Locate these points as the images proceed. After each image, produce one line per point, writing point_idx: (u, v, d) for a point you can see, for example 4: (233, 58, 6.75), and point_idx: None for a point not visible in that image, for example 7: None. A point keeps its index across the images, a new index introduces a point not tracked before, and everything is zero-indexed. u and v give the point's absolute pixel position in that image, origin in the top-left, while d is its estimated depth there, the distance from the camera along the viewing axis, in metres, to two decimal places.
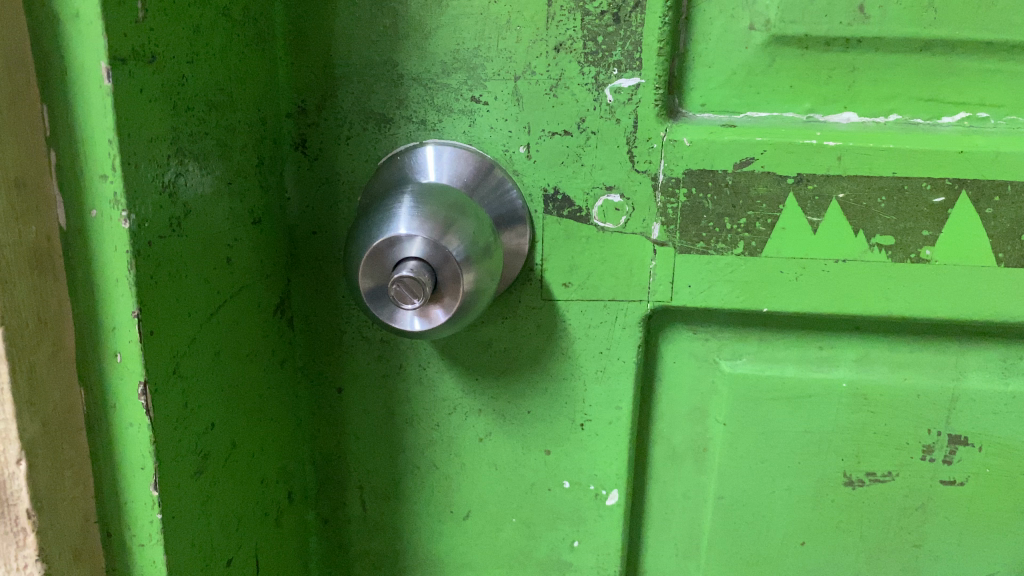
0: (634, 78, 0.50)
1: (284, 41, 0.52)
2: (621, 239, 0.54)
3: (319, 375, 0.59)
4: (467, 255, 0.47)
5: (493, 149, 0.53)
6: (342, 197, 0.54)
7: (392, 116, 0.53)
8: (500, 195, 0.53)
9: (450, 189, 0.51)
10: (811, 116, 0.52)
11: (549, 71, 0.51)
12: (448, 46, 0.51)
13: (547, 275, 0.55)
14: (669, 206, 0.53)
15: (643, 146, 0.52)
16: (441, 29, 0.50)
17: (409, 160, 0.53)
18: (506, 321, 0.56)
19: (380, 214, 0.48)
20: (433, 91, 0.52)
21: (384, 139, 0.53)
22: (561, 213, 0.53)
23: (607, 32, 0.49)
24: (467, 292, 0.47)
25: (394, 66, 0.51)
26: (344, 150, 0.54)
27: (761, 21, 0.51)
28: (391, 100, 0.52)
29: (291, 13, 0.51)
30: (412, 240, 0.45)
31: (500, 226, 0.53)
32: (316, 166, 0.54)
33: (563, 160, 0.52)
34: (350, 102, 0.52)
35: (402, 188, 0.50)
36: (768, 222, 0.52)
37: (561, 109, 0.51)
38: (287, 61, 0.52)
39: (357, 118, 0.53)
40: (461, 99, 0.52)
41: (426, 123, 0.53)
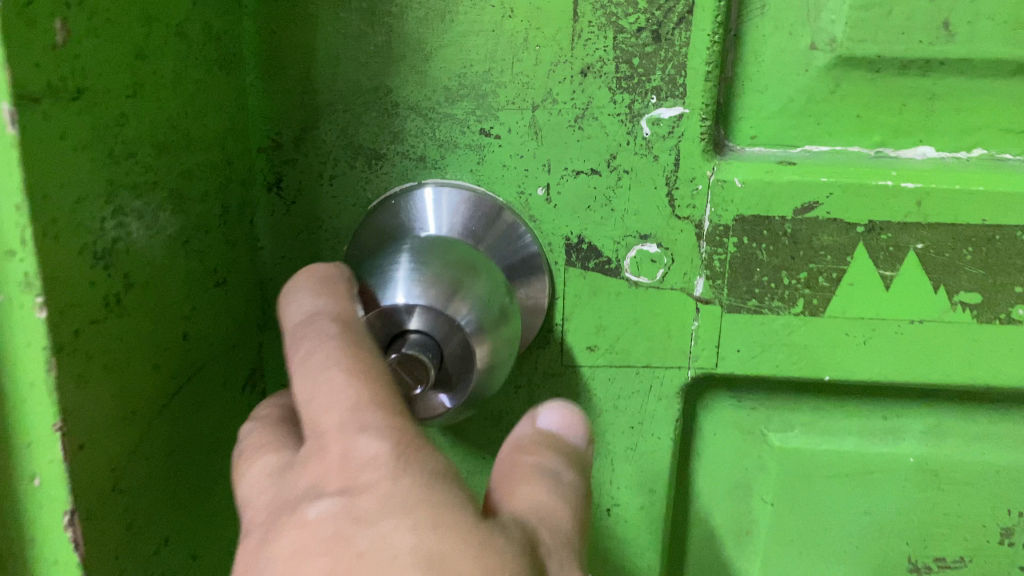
0: (677, 107, 0.42)
1: (254, 62, 0.43)
2: (657, 295, 0.45)
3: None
4: (477, 323, 0.38)
5: (507, 191, 0.44)
6: (325, 246, 0.46)
7: (384, 151, 0.44)
8: (508, 240, 0.45)
9: (454, 243, 0.43)
10: (881, 150, 0.45)
11: (574, 98, 0.42)
12: (453, 69, 0.42)
13: (570, 337, 0.46)
14: (715, 257, 0.44)
15: (686, 188, 0.43)
16: (444, 49, 0.42)
17: (403, 205, 0.44)
18: (521, 391, 0.48)
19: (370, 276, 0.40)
20: (434, 123, 0.43)
21: (375, 179, 0.45)
22: (587, 264, 0.45)
23: (645, 53, 0.41)
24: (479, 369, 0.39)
25: (387, 93, 0.43)
26: (327, 192, 0.45)
27: (825, 40, 0.43)
28: (384, 133, 0.44)
29: (264, 30, 0.42)
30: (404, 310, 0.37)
31: (511, 279, 0.45)
32: (294, 210, 0.45)
33: (590, 204, 0.44)
34: (336, 134, 0.44)
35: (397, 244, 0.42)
36: (833, 276, 0.44)
37: (588, 144, 0.43)
38: (259, 87, 0.43)
39: (343, 153, 0.44)
40: (468, 132, 0.43)
41: (425, 160, 0.44)
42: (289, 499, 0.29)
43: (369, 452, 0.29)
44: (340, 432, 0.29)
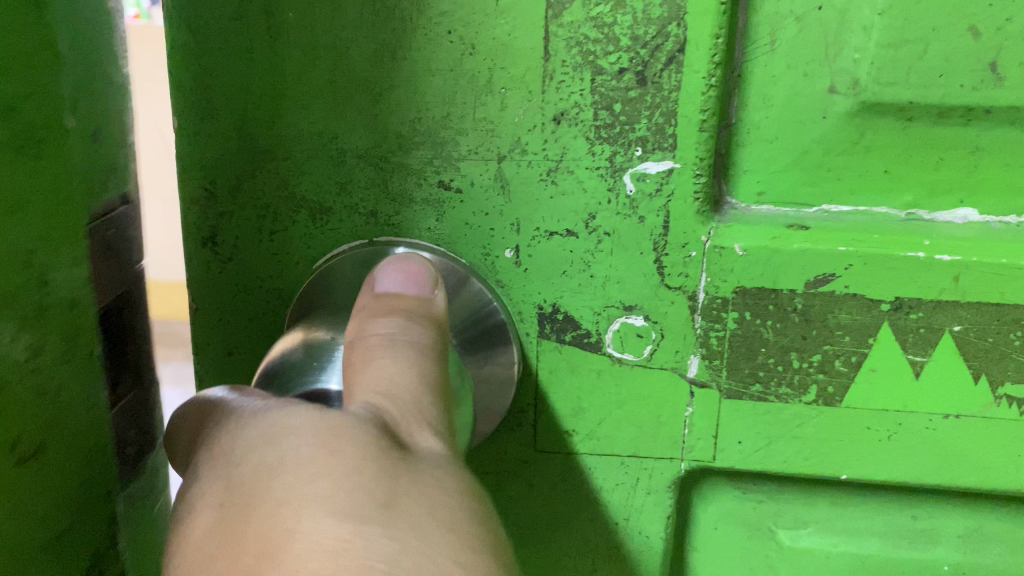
0: (665, 161, 0.36)
1: (182, 104, 0.38)
2: (644, 375, 0.39)
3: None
4: None
5: (470, 252, 0.38)
6: (266, 307, 0.41)
7: (330, 204, 0.38)
8: (475, 310, 0.38)
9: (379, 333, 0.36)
10: (913, 212, 0.38)
11: (546, 149, 0.36)
12: (406, 112, 0.37)
13: (544, 419, 0.40)
14: (712, 334, 0.38)
15: (677, 255, 0.37)
16: (397, 89, 0.36)
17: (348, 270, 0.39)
18: (488, 478, 0.42)
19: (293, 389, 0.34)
20: (386, 174, 0.38)
21: (320, 236, 0.39)
22: (562, 337, 0.39)
23: (629, 98, 0.35)
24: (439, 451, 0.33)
25: (332, 139, 0.37)
26: (267, 248, 0.40)
27: (847, 81, 0.36)
28: (330, 184, 0.38)
29: (191, 67, 0.37)
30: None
31: (474, 350, 0.39)
32: (231, 267, 0.40)
33: (566, 269, 0.38)
34: (275, 185, 0.39)
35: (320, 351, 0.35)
36: (852, 359, 0.37)
37: (562, 201, 0.37)
38: (187, 132, 0.38)
39: (284, 206, 0.39)
40: (425, 185, 0.37)
41: (377, 215, 0.38)
42: (225, 526, 0.24)
43: (293, 420, 0.26)
44: (263, 441, 0.26)
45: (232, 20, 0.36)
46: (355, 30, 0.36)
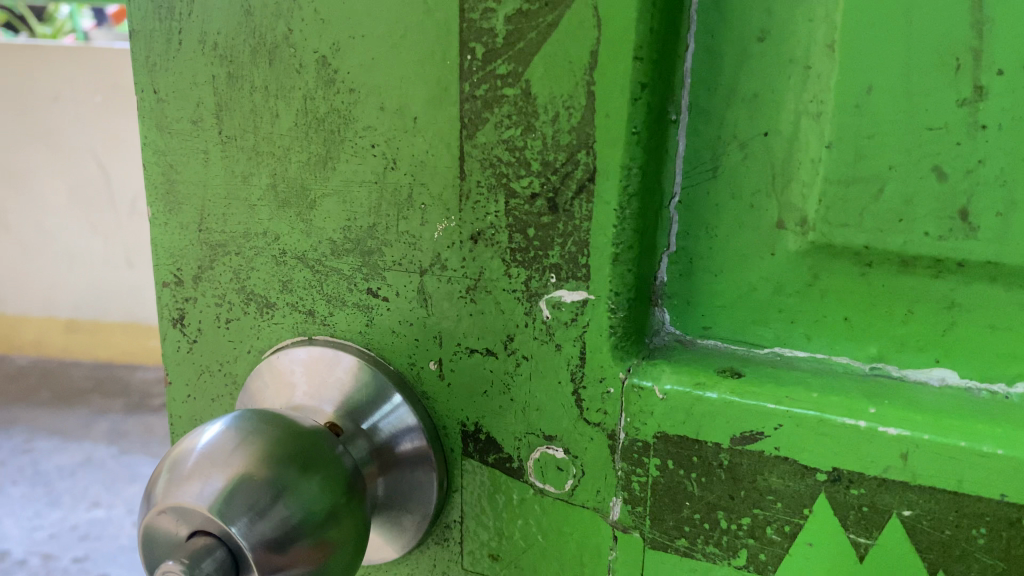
0: (579, 292, 0.33)
1: (155, 196, 0.39)
2: (567, 511, 0.36)
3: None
4: (305, 544, 0.32)
5: (398, 359, 0.38)
6: (224, 391, 0.42)
7: (275, 300, 0.39)
8: (401, 424, 0.37)
9: (291, 435, 0.34)
10: (879, 365, 0.33)
11: (465, 267, 0.35)
12: (338, 221, 0.36)
13: (470, 538, 0.39)
14: (634, 479, 0.35)
15: (595, 389, 0.34)
16: (330, 198, 0.36)
17: (283, 365, 0.39)
18: None
19: (195, 508, 0.31)
20: (322, 277, 0.38)
21: (268, 328, 0.40)
22: (485, 457, 0.37)
23: (541, 223, 0.33)
24: (318, 574, 0.33)
25: (275, 240, 0.38)
26: (224, 336, 0.41)
27: (796, 219, 0.32)
28: (275, 282, 0.39)
29: (161, 163, 0.39)
30: (205, 568, 0.30)
31: (393, 465, 0.38)
32: (198, 349, 0.41)
33: (487, 389, 0.36)
34: (229, 277, 0.40)
35: (235, 459, 0.32)
36: (786, 529, 0.33)
37: (481, 320, 0.35)
38: (160, 222, 0.40)
39: (238, 297, 0.40)
40: (355, 291, 0.37)
41: (315, 314, 0.39)
42: None
43: None
44: None
45: (191, 123, 0.37)
46: (291, 139, 0.36)
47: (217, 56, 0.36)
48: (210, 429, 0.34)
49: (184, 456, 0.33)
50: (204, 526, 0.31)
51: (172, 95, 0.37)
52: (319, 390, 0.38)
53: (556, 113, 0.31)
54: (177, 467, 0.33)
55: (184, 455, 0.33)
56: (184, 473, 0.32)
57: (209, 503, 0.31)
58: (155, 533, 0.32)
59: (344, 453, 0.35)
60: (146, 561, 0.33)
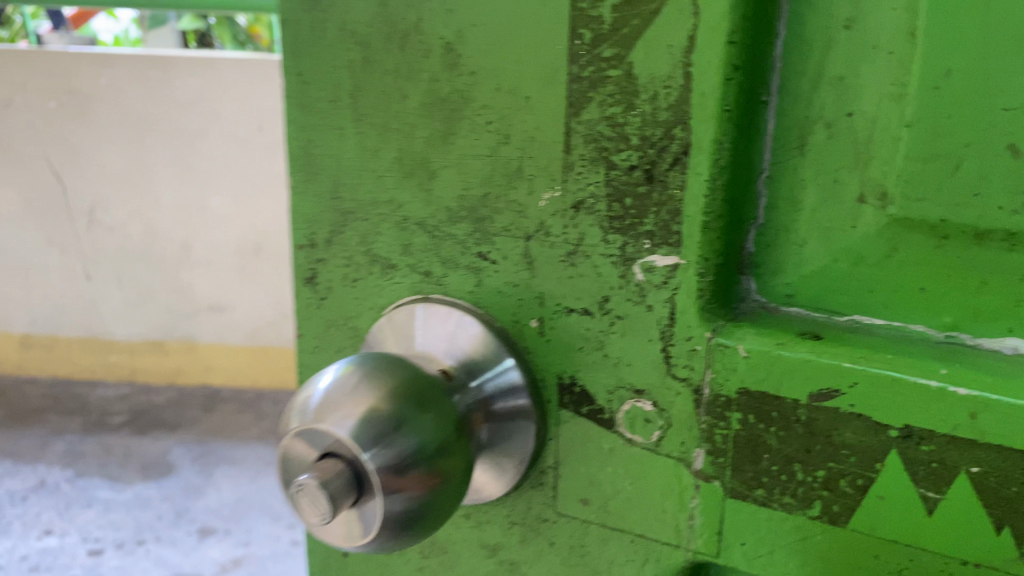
0: (671, 256, 0.36)
1: (295, 167, 0.44)
2: (652, 460, 0.39)
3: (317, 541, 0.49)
4: (418, 473, 0.36)
5: (503, 317, 0.41)
6: (347, 344, 0.46)
7: (396, 262, 0.44)
8: (506, 377, 0.41)
9: (412, 376, 0.38)
10: (953, 334, 0.35)
11: (566, 233, 0.38)
12: (455, 190, 0.40)
13: (563, 482, 0.42)
14: (716, 432, 0.37)
15: (683, 347, 0.37)
16: (448, 170, 0.40)
17: (402, 319, 0.43)
18: (514, 528, 0.44)
19: (330, 432, 0.36)
20: (438, 242, 0.42)
21: (388, 287, 0.44)
22: (579, 408, 0.40)
23: (638, 193, 0.36)
24: (427, 500, 0.37)
25: (398, 207, 0.42)
26: (350, 294, 0.45)
27: (876, 193, 0.35)
28: (397, 246, 0.43)
29: (301, 138, 0.43)
30: (334, 484, 0.35)
31: (497, 416, 0.40)
32: (325, 306, 0.46)
33: (583, 345, 0.39)
34: (357, 240, 0.44)
35: (365, 393, 0.37)
36: (858, 482, 0.35)
37: (579, 282, 0.38)
38: (299, 190, 0.45)
39: (363, 259, 0.44)
40: (468, 254, 0.41)
41: (431, 275, 0.43)
42: None
43: None
44: None
45: (329, 102, 0.42)
46: (417, 117, 0.40)
47: (355, 44, 0.40)
48: (340, 367, 0.38)
49: (318, 389, 0.38)
50: (337, 448, 0.36)
51: (313, 77, 0.42)
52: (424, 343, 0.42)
53: (655, 92, 0.35)
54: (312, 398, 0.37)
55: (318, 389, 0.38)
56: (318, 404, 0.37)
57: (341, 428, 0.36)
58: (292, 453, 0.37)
59: (458, 398, 0.39)
60: (281, 478, 0.38)
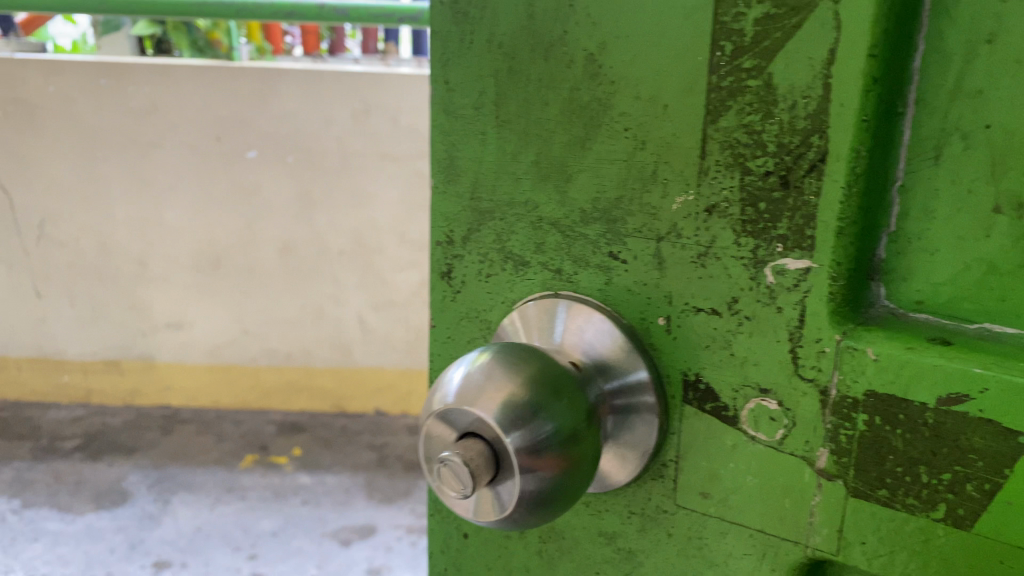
0: (804, 259, 0.37)
1: (437, 169, 0.47)
2: (775, 457, 0.40)
3: (441, 521, 0.53)
4: (551, 458, 0.39)
5: (631, 314, 0.43)
6: (479, 335, 0.49)
7: (529, 259, 0.46)
8: (633, 370, 0.42)
9: (548, 365, 0.40)
10: None
11: (698, 236, 0.39)
12: (589, 192, 0.42)
13: (683, 477, 0.43)
14: (841, 433, 0.38)
15: (810, 348, 0.38)
16: (583, 173, 0.42)
17: (534, 313, 0.45)
18: (633, 517, 0.46)
19: (470, 414, 0.39)
20: (571, 241, 0.44)
21: (521, 282, 0.47)
22: (703, 405, 0.41)
23: (773, 198, 0.37)
24: (559, 483, 0.39)
25: (534, 208, 0.45)
26: (484, 288, 0.48)
27: (1012, 202, 0.35)
28: (531, 244, 0.46)
29: (445, 142, 0.46)
30: (474, 461, 0.38)
31: (623, 406, 0.42)
32: (459, 299, 0.50)
33: (709, 344, 0.40)
34: (493, 238, 0.47)
35: (507, 378, 0.39)
36: (985, 486, 0.35)
37: (709, 282, 0.40)
38: (440, 190, 0.47)
39: (499, 256, 0.47)
40: (598, 253, 0.43)
41: (562, 273, 0.45)
42: None
43: None
44: None
45: (474, 109, 0.44)
46: (556, 123, 0.42)
47: (501, 54, 0.43)
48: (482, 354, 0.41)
49: (457, 374, 0.41)
50: (476, 428, 0.39)
51: (459, 85, 0.45)
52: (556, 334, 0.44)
53: (794, 102, 0.36)
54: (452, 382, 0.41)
55: (456, 373, 0.41)
56: (456, 388, 0.40)
57: (482, 411, 0.39)
58: (434, 434, 0.41)
59: (590, 388, 0.41)
60: (425, 457, 0.41)
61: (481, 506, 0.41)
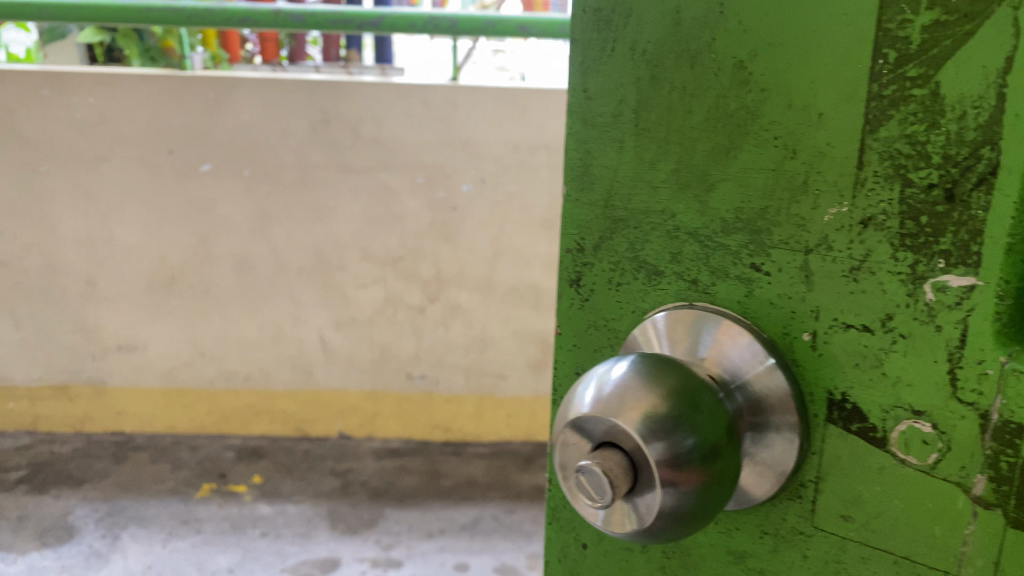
0: (968, 277, 0.35)
1: (569, 177, 0.45)
2: (925, 482, 0.37)
3: (559, 529, 0.51)
4: (693, 472, 0.36)
5: (774, 330, 0.41)
6: (606, 346, 0.47)
7: (663, 270, 0.44)
8: (775, 384, 0.40)
9: (688, 378, 0.38)
10: None
11: (852, 249, 0.37)
12: (732, 202, 0.40)
13: (822, 497, 0.40)
14: (1001, 459, 0.34)
15: (971, 369, 0.35)
16: (727, 182, 0.40)
17: (667, 321, 0.43)
18: (765, 538, 0.43)
19: (608, 424, 0.37)
20: (709, 252, 0.42)
21: (652, 293, 0.45)
22: (849, 425, 0.39)
23: (937, 212, 0.35)
24: (700, 499, 0.37)
25: (671, 217, 0.43)
26: (613, 297, 0.46)
27: None
28: (665, 254, 0.44)
29: (580, 150, 0.45)
30: (611, 471, 0.36)
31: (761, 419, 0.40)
32: (587, 308, 0.47)
33: (859, 361, 0.38)
34: (625, 246, 0.45)
35: (645, 389, 0.37)
36: None
37: (862, 298, 0.37)
38: (572, 199, 0.46)
39: (630, 265, 0.45)
40: (739, 264, 0.41)
41: (698, 284, 0.43)
42: None
43: None
44: None
45: (612, 117, 0.43)
46: (701, 131, 0.40)
47: (644, 61, 0.41)
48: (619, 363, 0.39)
49: (594, 382, 0.38)
50: (614, 437, 0.37)
51: (598, 93, 0.43)
52: (695, 348, 0.41)
53: (963, 112, 0.33)
54: (589, 390, 0.38)
55: (593, 385, 0.38)
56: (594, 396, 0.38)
57: (620, 420, 0.36)
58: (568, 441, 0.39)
59: (727, 398, 0.39)
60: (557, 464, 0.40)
61: (613, 517, 0.38)
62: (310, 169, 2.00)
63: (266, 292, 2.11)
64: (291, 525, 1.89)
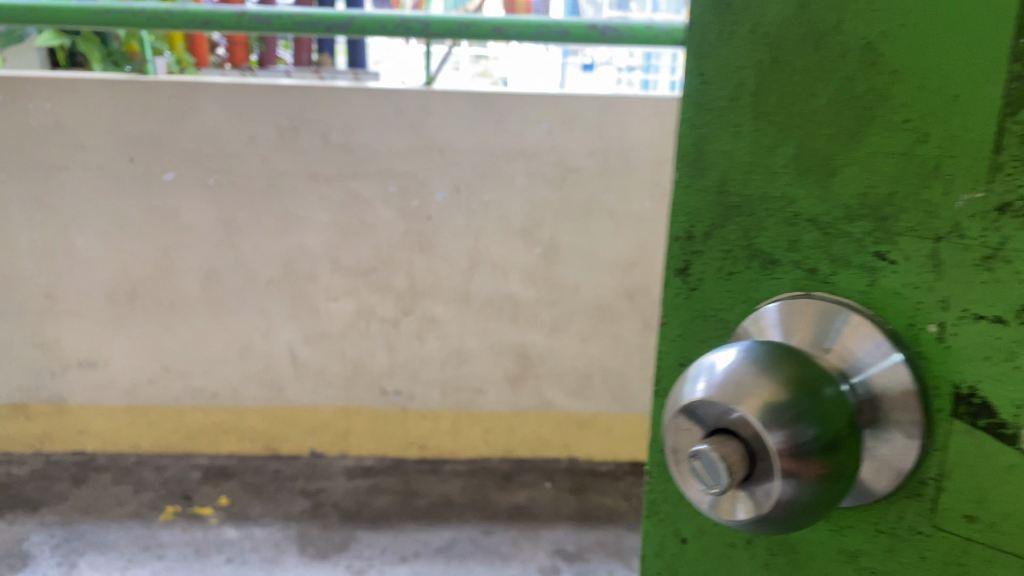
0: None
1: (682, 162, 0.45)
2: None
3: (657, 522, 0.50)
4: (815, 463, 0.34)
5: (898, 322, 0.38)
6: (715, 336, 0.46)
7: (780, 257, 0.43)
8: (897, 378, 0.37)
9: (809, 366, 0.35)
10: None
11: (985, 237, 0.35)
12: (856, 188, 0.39)
13: (944, 496, 0.37)
14: None
15: None
16: (851, 167, 0.39)
17: (783, 311, 0.41)
18: (880, 536, 0.40)
19: (724, 410, 0.35)
20: (830, 240, 0.40)
21: (766, 282, 0.43)
22: (976, 421, 0.36)
23: None
24: (819, 492, 0.34)
25: (790, 204, 0.41)
26: (724, 286, 0.45)
27: None
28: (781, 242, 0.42)
29: (694, 134, 0.44)
30: (729, 457, 0.34)
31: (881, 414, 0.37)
32: (694, 297, 0.46)
33: (990, 354, 0.35)
34: (738, 234, 0.44)
35: (764, 374, 0.34)
36: None
37: (996, 288, 0.35)
38: (684, 185, 0.45)
39: (743, 253, 0.44)
40: (863, 253, 0.39)
41: (818, 273, 0.41)
42: None
43: None
44: None
45: (730, 100, 0.43)
46: (824, 115, 0.39)
47: (766, 45, 0.41)
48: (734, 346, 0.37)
49: (708, 367, 0.36)
50: (731, 423, 0.35)
51: (716, 78, 0.43)
52: (823, 338, 0.39)
53: None
54: (701, 374, 0.36)
55: (708, 368, 0.36)
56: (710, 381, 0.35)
57: (737, 406, 0.34)
58: (680, 427, 0.37)
59: (848, 389, 0.36)
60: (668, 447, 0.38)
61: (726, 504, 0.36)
62: (277, 178, 1.94)
63: (232, 307, 2.05)
64: (258, 550, 1.85)
